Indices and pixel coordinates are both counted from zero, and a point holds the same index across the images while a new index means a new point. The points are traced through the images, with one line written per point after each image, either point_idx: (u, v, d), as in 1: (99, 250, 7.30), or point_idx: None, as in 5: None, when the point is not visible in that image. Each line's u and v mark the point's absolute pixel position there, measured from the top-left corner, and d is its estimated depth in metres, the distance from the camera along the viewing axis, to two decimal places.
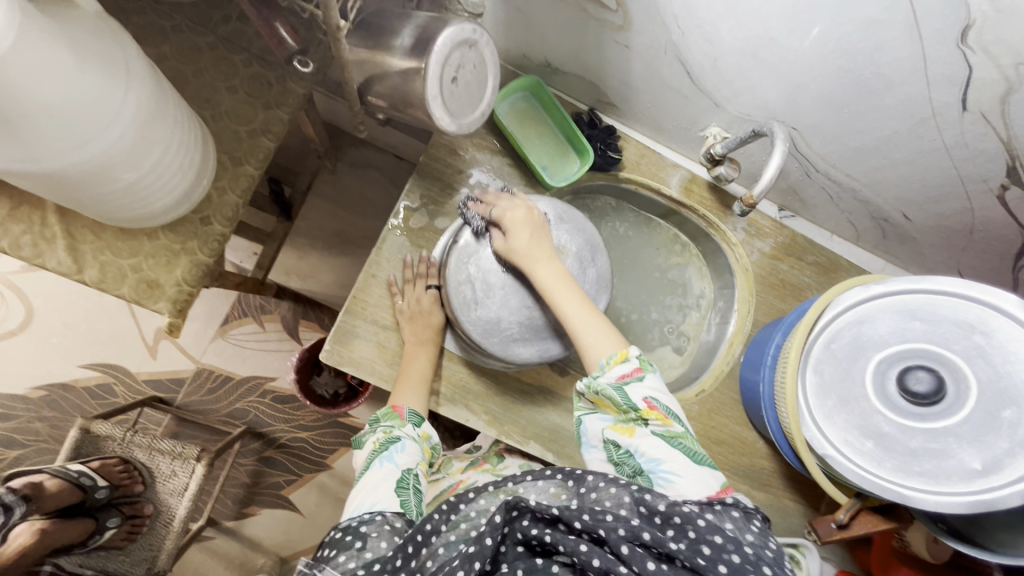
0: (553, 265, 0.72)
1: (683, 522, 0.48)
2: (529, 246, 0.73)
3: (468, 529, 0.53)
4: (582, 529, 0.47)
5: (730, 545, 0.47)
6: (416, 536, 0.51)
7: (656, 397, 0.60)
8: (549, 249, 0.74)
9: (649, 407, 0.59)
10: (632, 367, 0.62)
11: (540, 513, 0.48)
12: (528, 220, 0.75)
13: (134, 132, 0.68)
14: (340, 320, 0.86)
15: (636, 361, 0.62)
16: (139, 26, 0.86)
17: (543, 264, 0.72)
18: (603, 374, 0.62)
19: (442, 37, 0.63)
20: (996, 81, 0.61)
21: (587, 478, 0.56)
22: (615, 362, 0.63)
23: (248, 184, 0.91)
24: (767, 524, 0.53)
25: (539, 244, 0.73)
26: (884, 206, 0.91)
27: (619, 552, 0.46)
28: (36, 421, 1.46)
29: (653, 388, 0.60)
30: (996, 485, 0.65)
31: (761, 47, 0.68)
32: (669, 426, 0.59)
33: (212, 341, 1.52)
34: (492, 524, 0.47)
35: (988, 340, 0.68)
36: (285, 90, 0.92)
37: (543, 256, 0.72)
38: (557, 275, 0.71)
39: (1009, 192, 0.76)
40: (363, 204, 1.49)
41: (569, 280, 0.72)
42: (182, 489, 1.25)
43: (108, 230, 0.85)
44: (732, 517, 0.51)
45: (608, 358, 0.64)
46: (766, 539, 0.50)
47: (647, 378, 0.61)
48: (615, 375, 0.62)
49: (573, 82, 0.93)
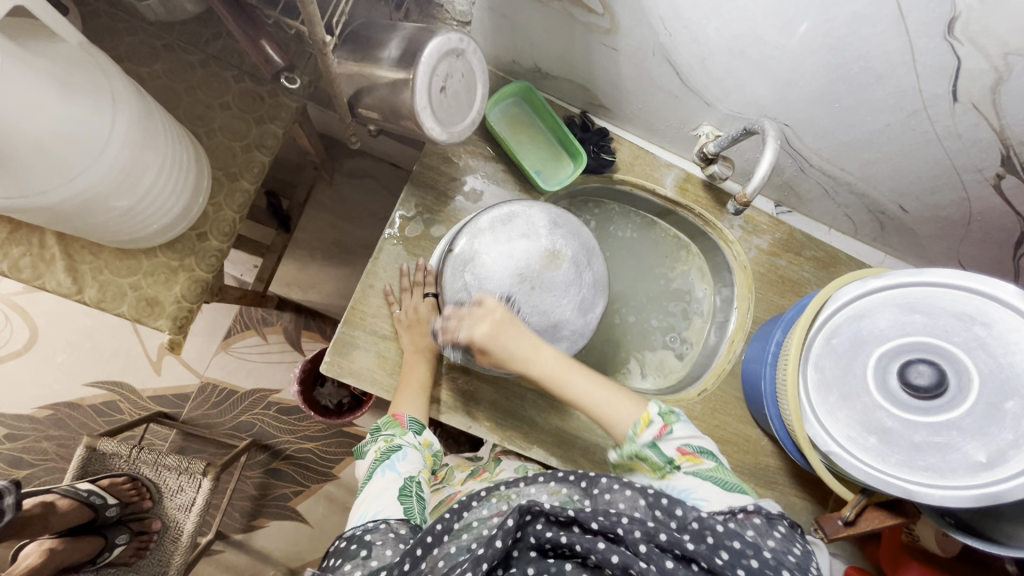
0: (542, 356, 0.66)
1: (702, 528, 0.48)
2: (510, 346, 0.65)
3: (481, 531, 0.54)
4: (598, 529, 0.47)
5: (750, 549, 0.47)
6: (425, 539, 0.50)
7: (686, 443, 0.62)
8: (533, 338, 0.66)
9: (680, 454, 0.61)
10: (658, 426, 0.62)
11: (555, 516, 0.48)
12: (501, 326, 0.65)
13: (126, 156, 0.69)
14: (340, 331, 0.86)
15: (660, 418, 0.63)
16: (131, 46, 0.87)
17: (531, 358, 0.66)
18: (632, 442, 0.62)
19: (429, 47, 0.63)
20: (985, 72, 0.61)
21: (600, 480, 0.55)
22: (642, 429, 0.62)
23: (245, 199, 0.92)
24: (797, 527, 0.54)
25: (522, 341, 0.65)
26: (881, 199, 0.91)
27: (636, 550, 0.46)
28: (43, 440, 1.47)
29: (683, 436, 0.62)
30: (1001, 477, 0.65)
31: (748, 46, 0.68)
32: (699, 464, 0.60)
33: (215, 355, 1.53)
34: (505, 528, 0.46)
35: (989, 331, 0.68)
36: (278, 104, 0.93)
37: (531, 354, 0.65)
38: (554, 360, 0.66)
39: (1005, 180, 0.76)
40: (361, 214, 1.50)
41: (567, 361, 0.67)
42: (189, 504, 1.25)
43: (106, 249, 0.85)
44: (753, 523, 0.52)
45: (634, 427, 0.63)
46: (790, 545, 0.50)
47: (674, 429, 0.62)
48: (645, 438, 0.62)
49: (564, 87, 0.93)
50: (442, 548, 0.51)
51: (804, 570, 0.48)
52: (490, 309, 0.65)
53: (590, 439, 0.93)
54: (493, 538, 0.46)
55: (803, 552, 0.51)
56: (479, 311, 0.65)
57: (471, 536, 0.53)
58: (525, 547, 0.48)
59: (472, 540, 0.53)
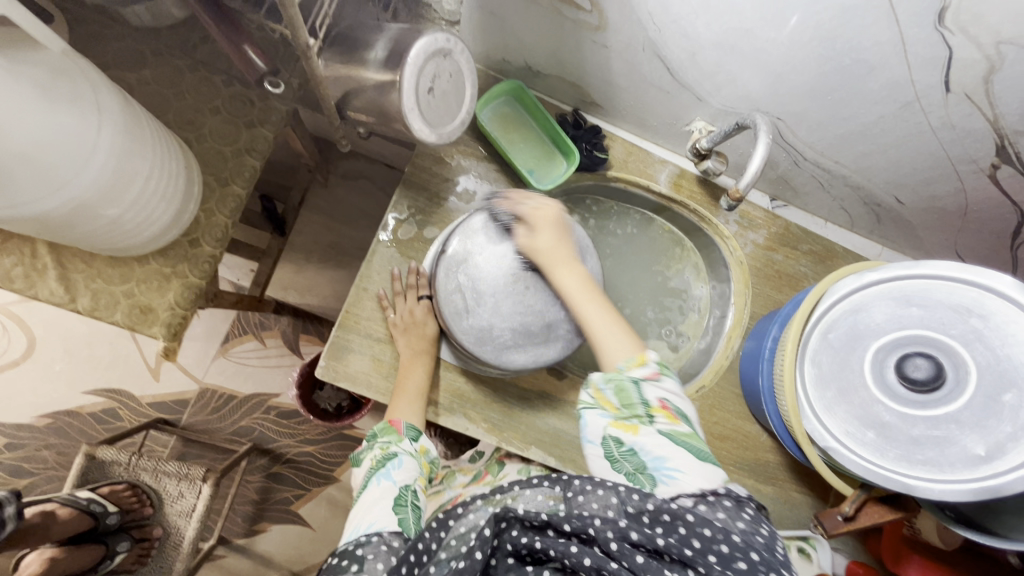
0: (574, 270, 0.70)
1: (673, 519, 0.48)
2: (551, 248, 0.70)
3: (459, 546, 0.52)
4: (571, 531, 0.47)
5: (720, 535, 0.47)
6: (413, 552, 0.51)
7: (669, 398, 0.59)
8: (572, 252, 0.71)
9: (661, 406, 0.57)
10: (650, 371, 0.60)
11: (529, 521, 0.48)
12: (556, 227, 0.71)
13: (114, 163, 0.69)
14: (334, 335, 0.86)
15: (654, 364, 0.60)
16: (118, 52, 0.86)
17: (561, 266, 0.70)
18: (620, 372, 0.60)
19: (416, 48, 0.63)
20: (977, 61, 0.60)
21: (575, 483, 0.56)
22: (634, 366, 0.60)
23: (237, 205, 0.92)
24: (764, 510, 0.53)
25: (562, 249, 0.70)
26: (876, 191, 0.90)
27: (608, 549, 0.46)
28: (44, 449, 1.47)
29: (667, 389, 0.59)
30: (1000, 471, 0.64)
31: (738, 40, 0.67)
32: (676, 426, 0.57)
33: (214, 360, 1.53)
34: (483, 538, 0.47)
35: (986, 322, 0.67)
36: (268, 108, 0.92)
37: (564, 261, 0.70)
38: (580, 281, 0.69)
39: (1001, 170, 0.75)
40: (357, 216, 1.49)
41: (591, 287, 0.69)
42: (189, 510, 1.26)
43: (98, 257, 0.85)
44: (723, 506, 0.51)
45: (626, 361, 0.61)
46: (757, 526, 0.49)
47: (664, 380, 0.60)
48: (633, 374, 0.59)
49: (555, 84, 0.92)
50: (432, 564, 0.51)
51: (773, 552, 0.47)
52: (557, 209, 0.72)
53: None
54: (472, 550, 0.47)
55: (770, 533, 0.50)
56: (542, 210, 0.72)
57: (453, 552, 0.51)
58: (502, 556, 0.48)
59: (452, 553, 0.52)
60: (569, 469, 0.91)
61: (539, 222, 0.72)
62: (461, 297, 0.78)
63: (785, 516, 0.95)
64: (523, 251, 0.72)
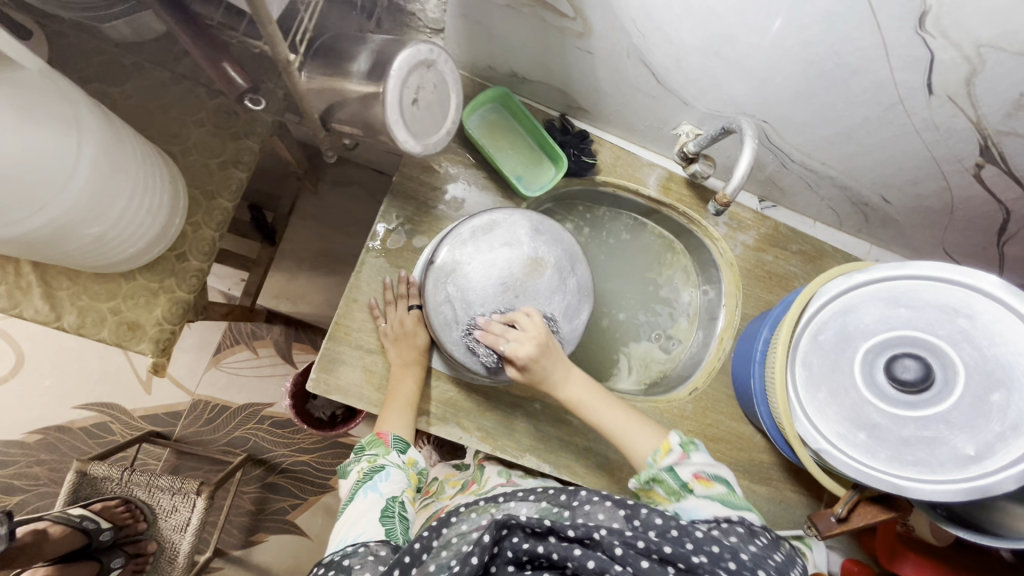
0: (576, 379, 0.75)
1: (681, 534, 0.49)
2: (544, 367, 0.73)
3: (460, 546, 0.51)
4: (574, 537, 0.49)
5: (727, 553, 0.49)
6: (404, 558, 0.49)
7: (702, 470, 0.64)
8: (565, 360, 0.75)
9: (695, 479, 0.63)
10: (677, 455, 0.66)
11: (530, 528, 0.49)
12: (541, 350, 0.72)
13: (88, 176, 0.67)
14: (325, 348, 0.85)
15: (679, 447, 0.67)
16: (99, 66, 0.85)
17: (562, 380, 0.74)
18: (651, 466, 0.66)
19: (399, 59, 0.62)
20: (958, 64, 0.61)
21: (580, 492, 0.56)
22: (661, 456, 0.67)
23: (223, 217, 0.91)
24: (779, 538, 0.58)
25: (557, 364, 0.74)
26: (863, 191, 0.90)
27: (612, 554, 0.47)
28: (35, 465, 1.45)
29: (699, 462, 0.65)
30: (990, 470, 0.65)
31: (722, 45, 0.67)
32: (713, 489, 0.62)
33: (206, 371, 1.52)
34: (482, 544, 0.46)
35: (973, 323, 0.68)
36: (253, 119, 0.91)
37: (568, 370, 0.75)
38: (586, 387, 0.76)
39: (985, 170, 0.76)
40: (347, 223, 1.47)
41: (600, 391, 0.76)
42: (184, 525, 1.24)
43: (83, 274, 0.84)
44: (735, 531, 0.55)
45: (654, 455, 0.68)
46: (770, 551, 0.53)
47: (692, 457, 0.66)
48: (663, 464, 0.66)
49: (542, 90, 0.92)
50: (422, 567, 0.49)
51: (783, 574, 0.50)
52: (539, 336, 0.72)
53: (583, 443, 0.92)
54: (469, 555, 0.46)
55: (784, 558, 0.54)
56: (526, 331, 0.72)
57: (451, 552, 0.50)
58: (502, 563, 0.48)
59: (452, 556, 0.50)
60: (564, 476, 0.91)
61: (527, 361, 0.71)
62: (451, 307, 0.77)
63: (780, 516, 0.95)
64: (522, 382, 0.74)
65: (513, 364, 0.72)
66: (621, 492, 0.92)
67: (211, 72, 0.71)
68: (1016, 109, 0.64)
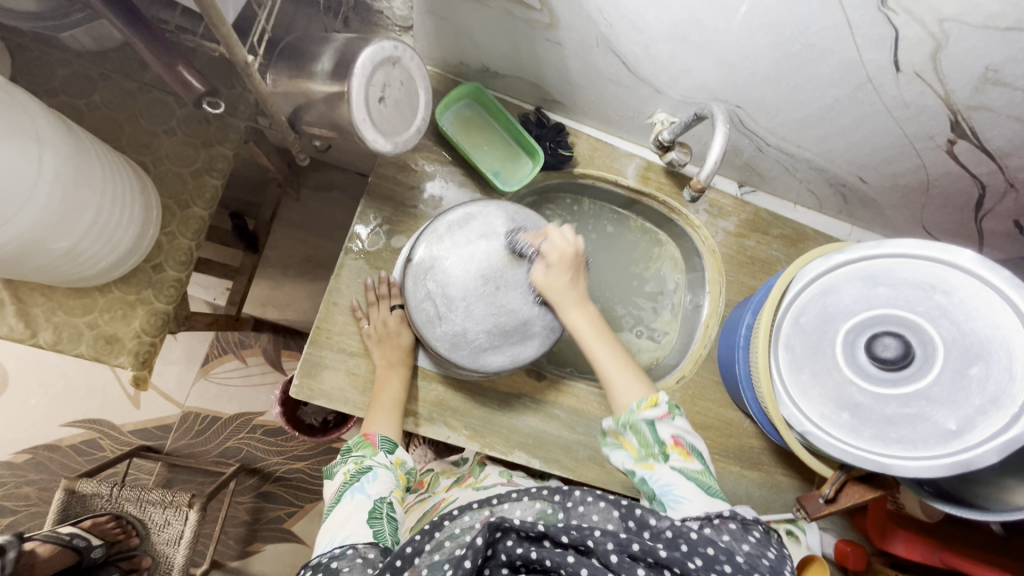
0: (585, 309, 0.74)
1: (676, 536, 0.49)
2: (565, 288, 0.74)
3: (453, 550, 0.52)
4: (569, 542, 0.48)
5: (722, 555, 0.48)
6: (394, 562, 0.48)
7: (682, 435, 0.63)
8: (583, 293, 0.75)
9: (674, 443, 0.62)
10: (661, 411, 0.64)
11: (525, 532, 0.48)
12: (571, 263, 0.75)
13: (61, 195, 0.68)
14: (307, 353, 0.84)
15: (666, 405, 0.64)
16: (63, 78, 0.83)
17: (574, 307, 0.74)
18: (631, 413, 0.64)
19: (362, 57, 0.62)
20: (923, 40, 0.61)
21: (574, 493, 0.56)
22: (645, 407, 0.64)
23: (199, 226, 0.90)
24: (774, 534, 0.55)
25: (575, 288, 0.75)
26: (841, 172, 0.90)
27: (607, 561, 0.47)
28: (24, 486, 1.44)
29: (681, 427, 0.63)
30: (972, 444, 0.65)
31: (689, 31, 0.67)
32: (689, 463, 0.61)
33: (194, 383, 1.50)
34: (475, 547, 0.46)
35: (950, 298, 0.68)
36: (225, 125, 0.90)
37: (575, 302, 0.74)
38: (591, 319, 0.74)
39: (957, 145, 0.76)
40: (331, 227, 1.46)
41: (602, 325, 0.74)
42: (178, 538, 1.23)
43: (57, 289, 0.83)
44: (729, 529, 0.53)
45: (637, 403, 0.65)
46: (765, 549, 0.52)
47: (675, 420, 0.64)
48: (645, 415, 0.63)
49: (515, 84, 0.91)
50: (414, 568, 0.50)
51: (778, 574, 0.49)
52: (576, 245, 0.75)
53: (572, 437, 0.92)
54: (462, 558, 0.46)
55: (777, 555, 0.52)
56: (563, 238, 0.76)
57: (444, 555, 0.51)
58: (495, 565, 0.48)
59: (446, 558, 0.51)
60: (554, 470, 0.91)
61: (557, 258, 0.74)
62: (432, 304, 0.76)
63: (772, 500, 0.96)
64: (539, 284, 0.75)
65: (544, 261, 0.75)
66: (613, 484, 0.92)
67: (169, 78, 0.70)
68: (983, 83, 0.65)
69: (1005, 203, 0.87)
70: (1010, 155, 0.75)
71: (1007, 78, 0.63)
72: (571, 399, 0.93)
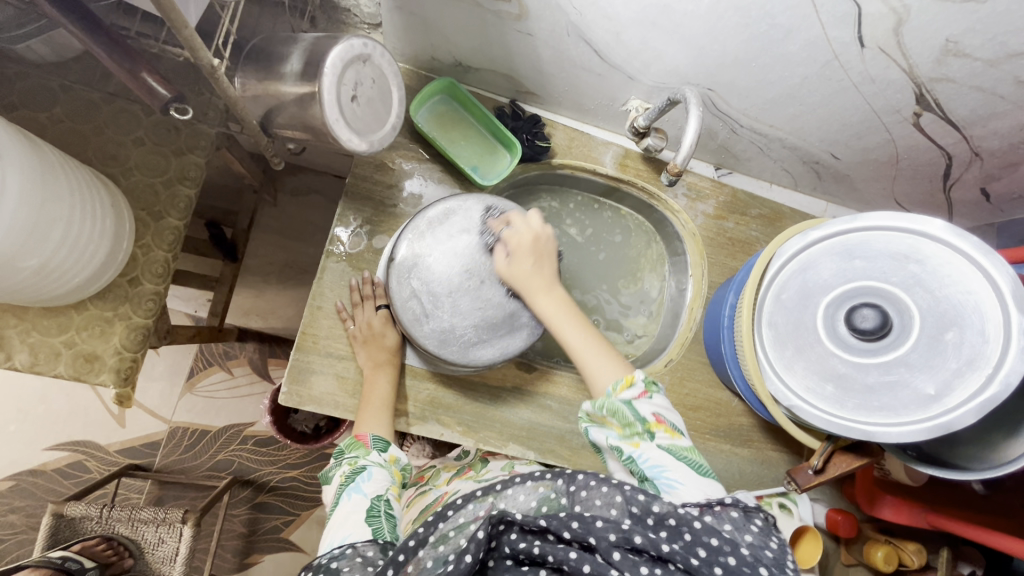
0: (553, 296, 0.73)
1: (679, 524, 0.50)
2: (528, 274, 0.73)
3: (458, 541, 0.51)
4: (571, 538, 0.48)
5: (726, 546, 0.48)
6: (397, 557, 0.48)
7: (663, 412, 0.62)
8: (550, 277, 0.74)
9: (657, 421, 0.61)
10: (639, 390, 0.63)
11: (528, 526, 0.49)
12: (536, 247, 0.75)
13: (28, 208, 0.66)
14: (293, 358, 0.83)
15: (643, 383, 0.64)
16: (23, 92, 0.80)
17: (540, 293, 0.73)
18: (610, 396, 0.63)
19: (332, 55, 0.61)
20: (885, 15, 0.62)
21: (578, 477, 0.56)
22: (622, 388, 0.64)
23: (175, 237, 0.88)
24: (774, 521, 0.54)
25: (541, 273, 0.74)
26: (813, 149, 0.92)
27: (609, 558, 0.47)
28: (11, 513, 1.40)
29: (660, 405, 0.63)
30: (951, 407, 0.66)
31: (658, 16, 0.67)
32: (675, 440, 0.60)
33: (180, 398, 1.48)
34: (477, 541, 0.46)
35: (923, 267, 0.69)
36: (195, 132, 0.88)
37: (543, 288, 0.73)
38: (559, 306, 0.72)
39: (923, 118, 0.78)
40: (310, 232, 1.43)
41: (571, 310, 0.73)
42: (173, 555, 1.20)
43: (30, 309, 0.81)
44: (730, 517, 0.52)
45: (614, 385, 0.65)
46: (766, 538, 0.51)
47: (653, 397, 0.63)
48: (623, 396, 0.63)
49: (488, 77, 0.91)
50: (417, 561, 0.49)
51: (782, 568, 0.48)
52: (536, 231, 0.76)
53: (565, 426, 0.93)
54: (465, 552, 0.46)
55: (780, 545, 0.51)
56: (527, 224, 0.76)
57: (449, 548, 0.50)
58: (499, 556, 0.49)
59: (450, 550, 0.50)
60: (550, 460, 0.91)
61: (516, 247, 0.74)
62: (418, 301, 0.76)
63: (763, 475, 0.98)
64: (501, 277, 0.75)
65: (507, 249, 0.75)
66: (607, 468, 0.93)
67: (132, 84, 0.69)
68: (945, 55, 0.66)
69: (971, 172, 0.89)
70: (974, 125, 0.78)
71: (967, 49, 0.65)
72: (563, 390, 0.93)
